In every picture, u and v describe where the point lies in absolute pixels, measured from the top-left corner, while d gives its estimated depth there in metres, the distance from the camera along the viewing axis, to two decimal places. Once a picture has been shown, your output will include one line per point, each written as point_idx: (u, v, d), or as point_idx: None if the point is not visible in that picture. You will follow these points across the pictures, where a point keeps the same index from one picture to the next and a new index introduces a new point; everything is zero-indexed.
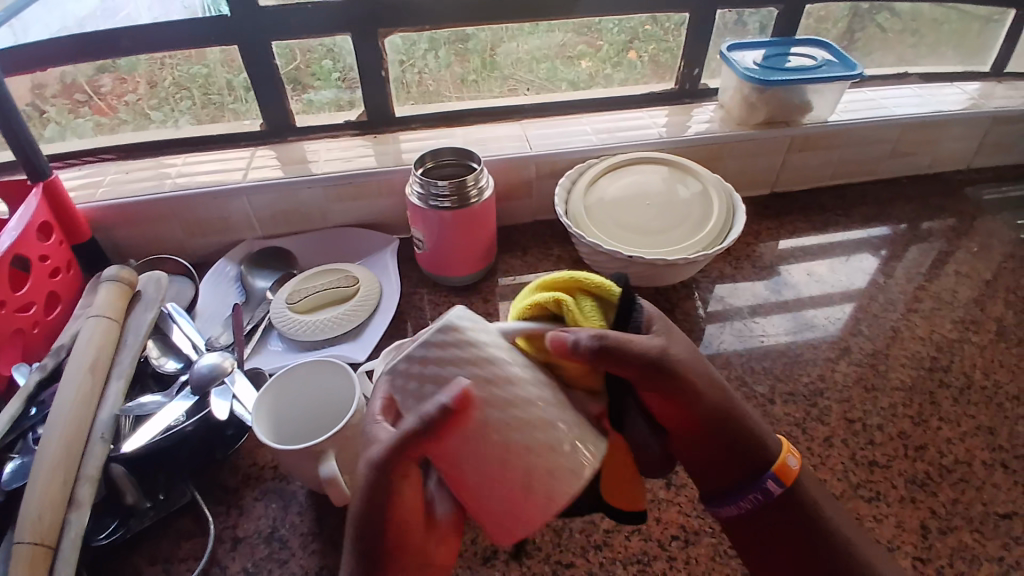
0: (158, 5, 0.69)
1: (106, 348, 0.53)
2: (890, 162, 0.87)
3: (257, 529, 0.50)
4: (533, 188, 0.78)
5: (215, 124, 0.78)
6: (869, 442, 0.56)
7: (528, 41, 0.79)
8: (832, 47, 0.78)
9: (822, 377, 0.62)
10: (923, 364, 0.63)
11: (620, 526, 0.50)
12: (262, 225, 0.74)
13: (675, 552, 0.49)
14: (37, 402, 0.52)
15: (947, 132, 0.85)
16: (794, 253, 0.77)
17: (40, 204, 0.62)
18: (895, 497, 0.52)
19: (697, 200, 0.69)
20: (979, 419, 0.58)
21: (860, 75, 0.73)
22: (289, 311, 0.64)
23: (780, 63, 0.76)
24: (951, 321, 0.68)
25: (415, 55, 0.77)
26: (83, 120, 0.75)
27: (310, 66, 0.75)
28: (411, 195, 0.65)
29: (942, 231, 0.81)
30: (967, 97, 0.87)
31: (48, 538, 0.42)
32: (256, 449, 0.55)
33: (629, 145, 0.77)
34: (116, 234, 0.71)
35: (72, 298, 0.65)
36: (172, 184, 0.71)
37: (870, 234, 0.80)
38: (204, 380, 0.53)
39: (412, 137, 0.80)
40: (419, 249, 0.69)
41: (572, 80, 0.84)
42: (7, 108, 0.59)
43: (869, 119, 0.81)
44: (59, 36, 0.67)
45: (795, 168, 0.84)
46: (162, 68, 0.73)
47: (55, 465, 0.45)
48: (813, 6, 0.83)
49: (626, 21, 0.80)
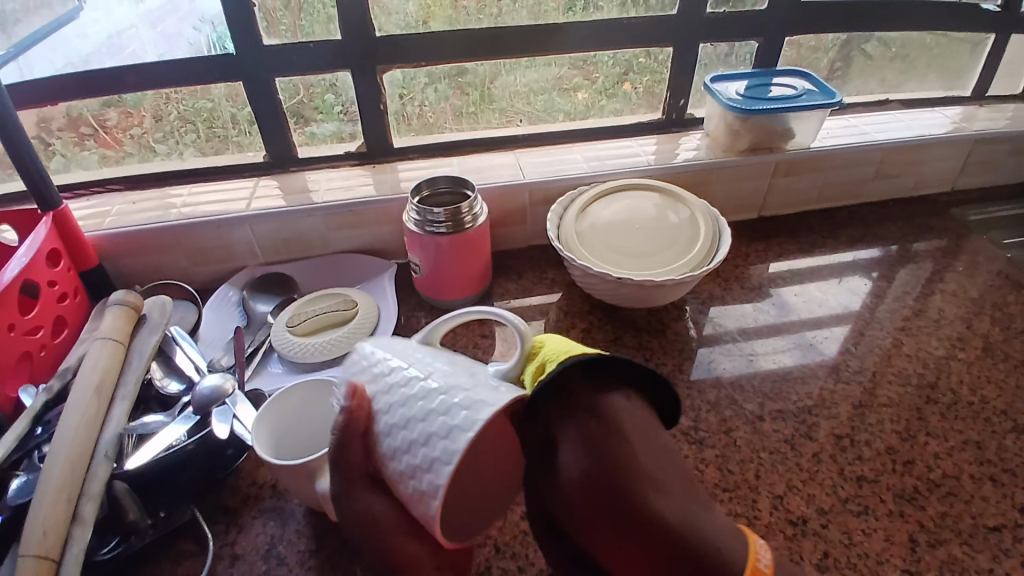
0: (165, 42, 0.73)
1: (111, 370, 0.55)
2: (875, 186, 0.90)
3: (255, 546, 0.51)
4: (527, 215, 0.81)
5: (219, 155, 0.81)
6: (857, 457, 0.57)
7: (524, 74, 0.82)
8: (811, 77, 0.81)
9: (811, 395, 0.63)
10: (910, 380, 0.65)
11: None
12: (264, 252, 0.76)
13: None
14: (42, 423, 0.53)
15: (929, 156, 0.88)
16: (783, 275, 0.79)
17: (49, 232, 0.64)
18: (884, 511, 0.53)
19: (686, 225, 0.71)
20: (966, 433, 0.60)
21: (839, 103, 0.76)
22: (290, 334, 0.66)
23: (762, 93, 0.79)
24: (939, 339, 0.70)
25: (413, 88, 0.80)
26: (89, 153, 0.78)
27: (312, 100, 0.78)
28: (408, 221, 0.68)
29: (929, 251, 0.83)
30: (949, 122, 0.90)
31: (52, 553, 0.43)
32: (256, 468, 0.57)
33: (619, 172, 0.80)
34: (122, 261, 0.74)
35: (77, 323, 0.67)
36: (177, 214, 0.74)
37: (857, 256, 0.82)
38: (205, 401, 0.54)
39: (409, 167, 0.82)
40: (417, 274, 0.71)
41: (567, 111, 0.87)
42: (20, 141, 0.62)
43: (851, 145, 0.84)
44: (63, 72, 0.71)
45: (781, 193, 0.86)
46: (167, 103, 0.76)
47: (60, 482, 0.46)
48: (794, 39, 0.86)
49: (620, 54, 0.83)
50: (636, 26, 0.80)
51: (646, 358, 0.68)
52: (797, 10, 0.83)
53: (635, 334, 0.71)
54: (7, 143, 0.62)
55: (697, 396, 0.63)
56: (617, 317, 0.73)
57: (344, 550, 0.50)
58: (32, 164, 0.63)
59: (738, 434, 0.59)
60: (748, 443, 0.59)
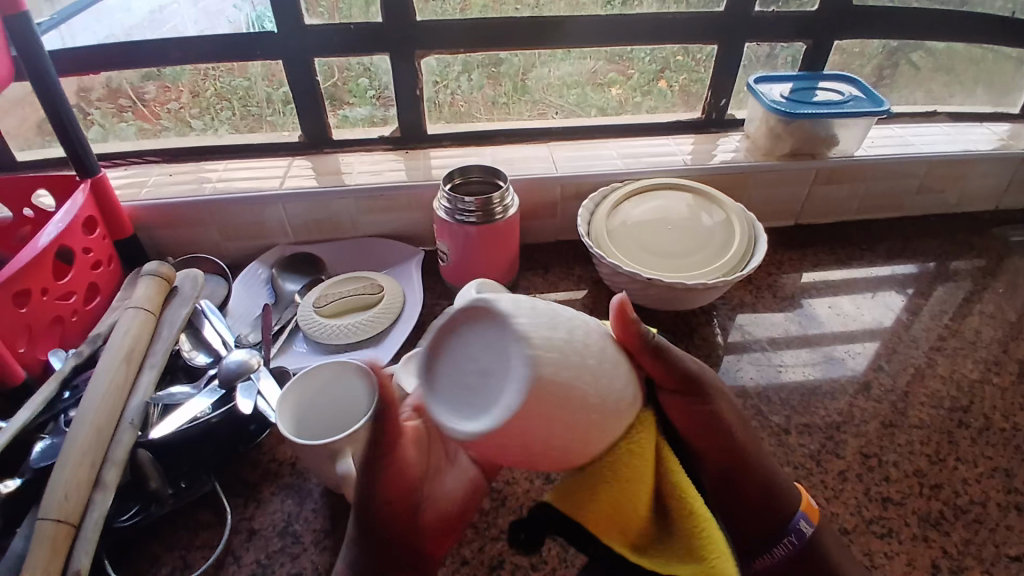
0: (205, 18, 0.73)
1: (141, 340, 0.56)
2: (917, 200, 0.87)
3: (272, 522, 0.52)
4: (557, 209, 0.80)
5: (253, 134, 0.82)
6: (884, 478, 0.56)
7: (559, 67, 0.81)
8: (859, 83, 0.79)
9: (840, 411, 0.62)
10: (943, 403, 0.63)
11: None
12: (295, 232, 0.77)
13: None
14: (70, 387, 0.54)
15: (975, 172, 0.85)
16: (816, 285, 0.77)
17: (86, 200, 0.65)
18: (908, 535, 0.52)
19: (719, 228, 0.70)
20: (996, 460, 0.58)
21: (887, 113, 0.73)
22: (316, 315, 0.67)
23: (806, 98, 0.77)
24: (973, 361, 0.67)
25: (449, 76, 0.80)
26: (127, 124, 0.79)
27: (347, 83, 0.78)
28: (438, 209, 0.67)
29: (968, 270, 0.80)
30: (998, 138, 0.87)
31: (72, 516, 0.44)
32: (276, 445, 0.57)
33: (653, 171, 0.78)
34: (156, 233, 0.75)
35: (110, 291, 0.68)
36: (211, 189, 0.74)
37: (894, 270, 0.80)
38: (230, 376, 0.55)
39: (442, 155, 0.82)
40: (443, 262, 0.71)
41: (601, 107, 0.86)
42: (70, 126, 0.64)
43: (894, 156, 0.82)
44: (105, 43, 0.72)
45: (819, 201, 0.84)
46: (204, 80, 0.77)
47: (85, 447, 0.47)
48: (843, 43, 0.84)
49: (658, 51, 0.81)
50: (676, 23, 0.78)
51: None
52: (846, 13, 0.80)
53: (660, 337, 0.70)
54: (58, 128, 0.63)
55: None
56: (643, 318, 0.72)
57: None
58: (80, 149, 0.65)
59: (762, 446, 0.58)
60: (773, 456, 0.57)
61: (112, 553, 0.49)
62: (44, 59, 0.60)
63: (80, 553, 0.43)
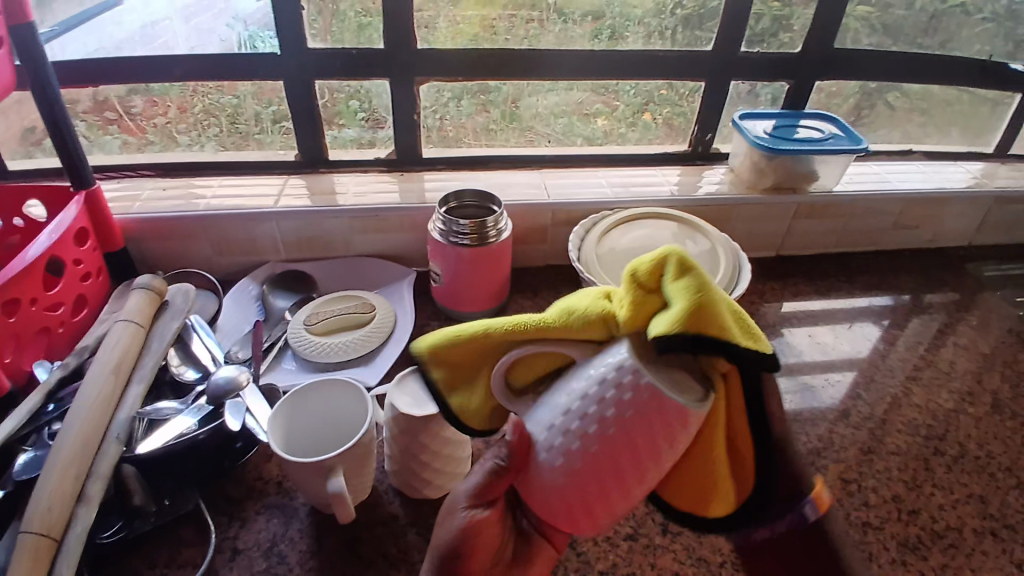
0: (196, 37, 0.75)
1: (130, 353, 0.55)
2: (893, 235, 0.90)
3: (257, 542, 0.51)
4: (548, 234, 0.82)
5: (240, 151, 0.82)
6: (864, 503, 0.57)
7: (547, 97, 0.83)
8: (839, 121, 0.82)
9: (821, 437, 0.63)
10: (919, 431, 0.65)
11: (665, 548, 0.53)
12: (287, 249, 0.77)
13: (659, 560, 0.52)
14: (55, 399, 0.53)
15: (948, 209, 0.89)
16: (798, 315, 0.80)
17: (79, 211, 0.65)
18: (887, 559, 0.53)
19: (706, 255, 0.72)
20: (971, 487, 0.59)
21: (866, 150, 0.77)
22: (307, 333, 0.67)
23: (788, 134, 0.80)
24: (948, 391, 0.70)
25: (439, 103, 0.81)
26: (111, 137, 0.79)
27: (337, 105, 0.79)
28: (433, 230, 0.68)
29: (943, 304, 0.83)
30: (971, 178, 0.91)
31: (54, 530, 0.43)
32: (264, 463, 0.57)
33: (641, 200, 0.81)
34: (146, 245, 0.74)
35: (98, 303, 0.68)
36: (205, 205, 0.74)
37: (871, 302, 0.82)
38: (219, 392, 0.54)
39: (435, 178, 0.84)
40: (436, 283, 0.72)
41: (587, 136, 0.88)
42: (69, 142, 0.64)
43: (872, 192, 0.85)
44: (93, 56, 0.72)
45: (801, 233, 0.87)
46: (193, 96, 0.77)
47: (69, 461, 0.46)
48: (823, 83, 0.88)
49: (641, 85, 0.84)
50: (663, 58, 0.81)
51: None
52: (826, 54, 0.84)
53: None
54: (58, 144, 0.64)
55: None
56: None
57: (345, 553, 0.50)
58: (79, 165, 0.65)
59: None
60: None
61: (90, 569, 0.48)
62: (47, 75, 0.61)
63: (61, 569, 0.42)
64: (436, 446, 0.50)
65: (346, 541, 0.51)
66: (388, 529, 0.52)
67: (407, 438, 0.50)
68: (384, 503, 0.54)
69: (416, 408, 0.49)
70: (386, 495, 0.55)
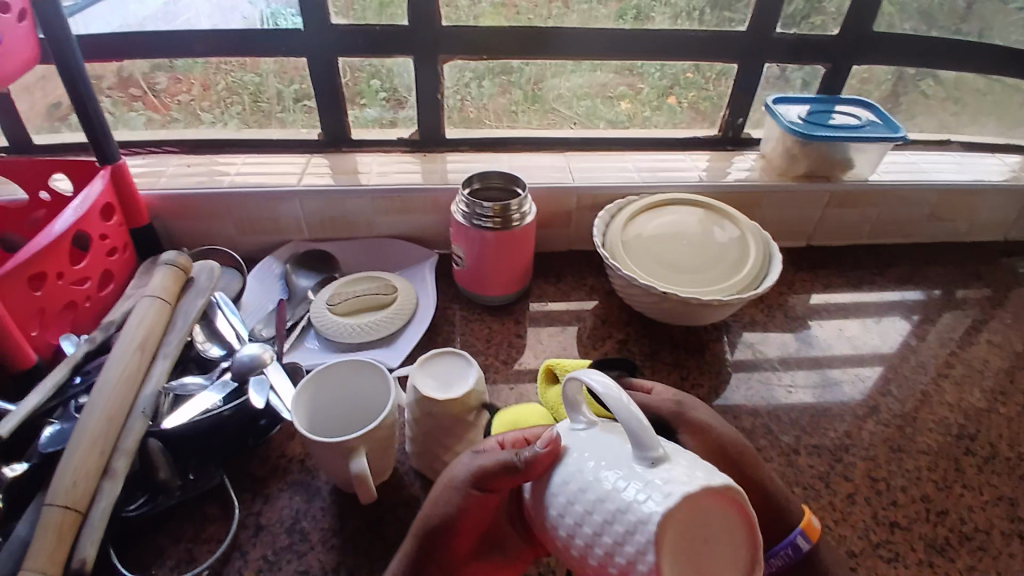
0: (218, 13, 0.74)
1: (155, 329, 0.55)
2: (927, 227, 0.88)
3: (280, 519, 0.52)
4: (571, 219, 0.80)
5: (262, 129, 0.82)
6: (891, 502, 0.56)
7: (570, 78, 0.82)
8: (877, 108, 0.79)
9: (848, 433, 0.62)
10: (950, 430, 0.63)
11: None
12: (310, 229, 0.77)
13: None
14: (81, 372, 0.54)
15: (985, 202, 0.86)
16: (826, 308, 0.78)
17: (104, 186, 0.65)
18: (913, 560, 0.52)
19: (733, 243, 0.70)
20: (1002, 489, 0.58)
21: (903, 139, 0.74)
22: (329, 313, 0.67)
23: (823, 120, 0.78)
24: (980, 389, 0.68)
25: (461, 83, 0.80)
26: (137, 114, 0.79)
27: (359, 84, 0.79)
28: (455, 213, 0.68)
29: (976, 299, 0.80)
30: (1009, 169, 0.88)
31: (79, 503, 0.44)
32: (286, 442, 0.57)
33: (668, 186, 0.79)
34: (171, 223, 0.75)
35: (124, 279, 0.68)
36: (228, 182, 0.74)
37: (902, 295, 0.80)
38: (244, 369, 0.55)
39: (457, 160, 0.83)
40: (458, 266, 0.72)
41: (610, 119, 0.86)
42: (91, 114, 0.64)
43: (907, 182, 0.82)
44: (119, 31, 0.72)
45: (832, 223, 0.85)
46: (217, 73, 0.77)
47: (95, 437, 0.47)
48: (860, 68, 0.85)
49: (668, 67, 0.82)
50: (693, 40, 0.79)
51: (680, 376, 0.67)
52: (864, 38, 0.81)
53: (671, 350, 0.70)
54: (80, 115, 0.64)
55: (732, 421, 0.62)
56: (654, 333, 0.72)
57: (366, 533, 0.51)
58: (103, 142, 0.65)
59: (770, 465, 0.58)
60: (782, 475, 0.58)
61: (117, 541, 0.49)
62: (69, 48, 0.60)
63: (86, 543, 0.43)
64: (458, 430, 0.50)
65: (367, 522, 0.51)
66: (410, 511, 0.52)
67: (430, 422, 0.50)
68: (405, 485, 0.54)
69: (437, 391, 0.49)
70: (407, 477, 0.55)
